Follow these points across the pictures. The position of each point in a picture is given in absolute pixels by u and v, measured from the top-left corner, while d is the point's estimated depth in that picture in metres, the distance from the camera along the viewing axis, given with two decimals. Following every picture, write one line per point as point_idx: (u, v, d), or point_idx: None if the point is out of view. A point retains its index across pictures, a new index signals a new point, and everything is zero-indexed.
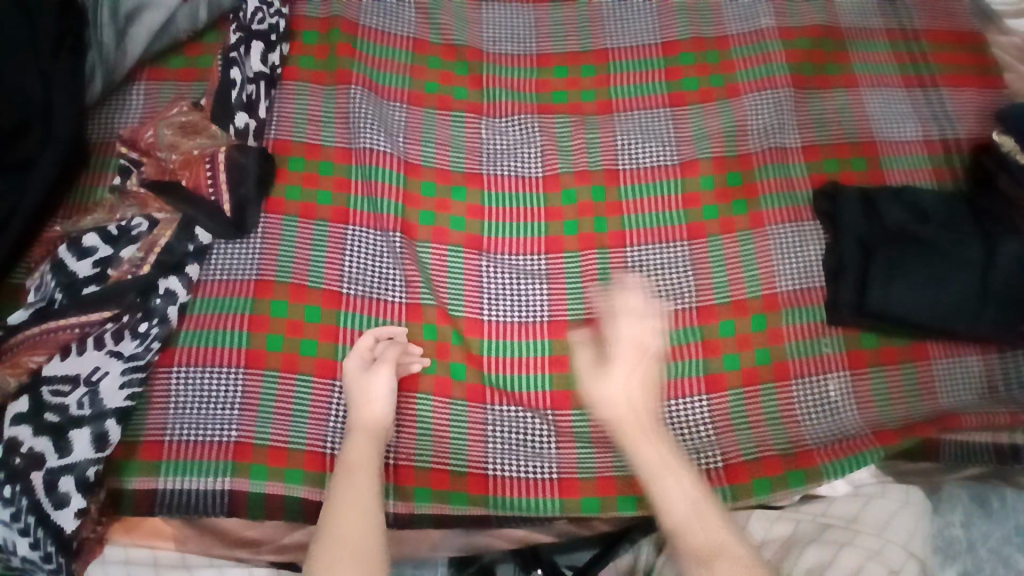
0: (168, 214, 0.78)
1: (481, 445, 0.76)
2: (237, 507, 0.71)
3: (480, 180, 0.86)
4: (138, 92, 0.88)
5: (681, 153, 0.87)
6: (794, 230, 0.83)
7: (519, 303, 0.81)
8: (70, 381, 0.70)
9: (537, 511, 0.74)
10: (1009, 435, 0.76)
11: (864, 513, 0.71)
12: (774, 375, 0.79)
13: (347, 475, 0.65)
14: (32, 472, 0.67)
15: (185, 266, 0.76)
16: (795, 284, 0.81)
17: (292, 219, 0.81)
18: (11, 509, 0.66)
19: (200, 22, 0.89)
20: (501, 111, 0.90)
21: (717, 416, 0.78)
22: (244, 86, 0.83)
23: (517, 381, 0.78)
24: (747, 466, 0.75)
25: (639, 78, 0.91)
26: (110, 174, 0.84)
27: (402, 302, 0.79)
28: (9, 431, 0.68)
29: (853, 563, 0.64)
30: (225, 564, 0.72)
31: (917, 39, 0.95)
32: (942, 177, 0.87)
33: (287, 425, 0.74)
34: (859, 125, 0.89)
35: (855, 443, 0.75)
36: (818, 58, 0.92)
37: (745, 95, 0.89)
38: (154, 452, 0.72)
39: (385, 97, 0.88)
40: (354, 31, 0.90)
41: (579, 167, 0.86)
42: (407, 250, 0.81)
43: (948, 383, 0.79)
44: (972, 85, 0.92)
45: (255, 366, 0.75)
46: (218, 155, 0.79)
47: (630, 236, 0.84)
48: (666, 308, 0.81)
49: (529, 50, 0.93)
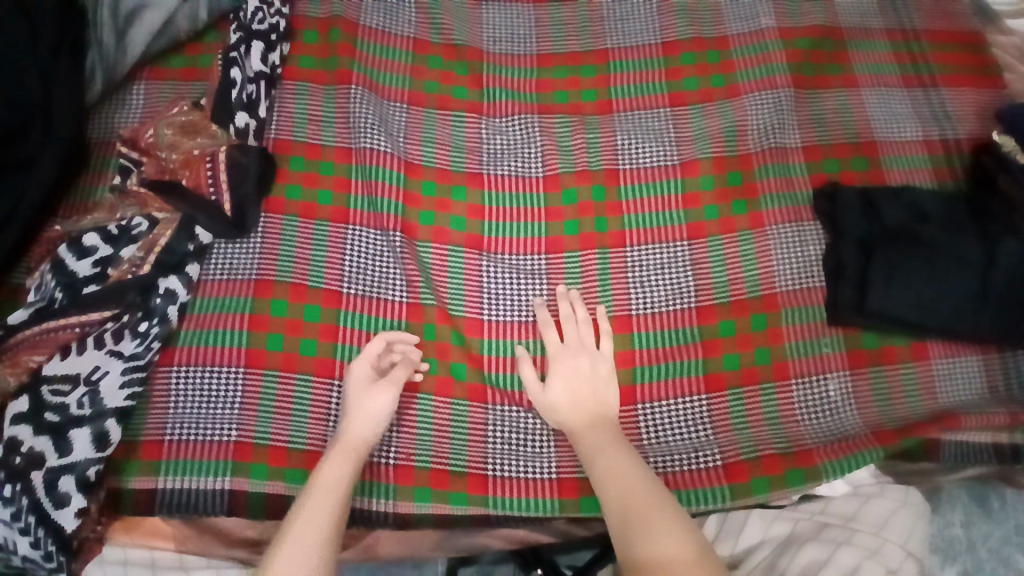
0: (168, 214, 0.78)
1: (481, 444, 0.76)
2: (236, 506, 0.71)
3: (480, 180, 0.86)
4: (138, 92, 0.88)
5: (681, 153, 0.87)
6: (794, 230, 0.83)
7: (518, 303, 0.81)
8: (71, 381, 0.70)
9: (537, 511, 0.74)
10: (1009, 434, 0.76)
11: (861, 513, 0.71)
12: (774, 375, 0.79)
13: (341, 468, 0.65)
14: (32, 472, 0.67)
15: (185, 266, 0.76)
16: (795, 284, 0.81)
17: (292, 219, 0.81)
18: (11, 509, 0.66)
19: (200, 22, 0.89)
20: (501, 111, 0.90)
21: (715, 415, 0.78)
22: (244, 86, 0.83)
23: (517, 381, 0.78)
24: (746, 466, 0.75)
25: (639, 78, 0.91)
26: (110, 174, 0.84)
27: (402, 301, 0.79)
28: (9, 430, 0.68)
29: (850, 561, 0.63)
30: (223, 565, 0.72)
31: (917, 39, 0.95)
32: (942, 177, 0.87)
33: (287, 425, 0.74)
34: (859, 125, 0.89)
35: (854, 442, 0.75)
36: (818, 58, 0.92)
37: (745, 95, 0.89)
38: (153, 452, 0.72)
39: (386, 97, 0.88)
40: (354, 31, 0.90)
41: (579, 167, 0.86)
42: (407, 251, 0.81)
43: (949, 384, 0.79)
44: (972, 85, 0.92)
45: (255, 365, 0.75)
46: (218, 155, 0.79)
47: (630, 237, 0.84)
48: (666, 308, 0.81)
49: (529, 50, 0.93)
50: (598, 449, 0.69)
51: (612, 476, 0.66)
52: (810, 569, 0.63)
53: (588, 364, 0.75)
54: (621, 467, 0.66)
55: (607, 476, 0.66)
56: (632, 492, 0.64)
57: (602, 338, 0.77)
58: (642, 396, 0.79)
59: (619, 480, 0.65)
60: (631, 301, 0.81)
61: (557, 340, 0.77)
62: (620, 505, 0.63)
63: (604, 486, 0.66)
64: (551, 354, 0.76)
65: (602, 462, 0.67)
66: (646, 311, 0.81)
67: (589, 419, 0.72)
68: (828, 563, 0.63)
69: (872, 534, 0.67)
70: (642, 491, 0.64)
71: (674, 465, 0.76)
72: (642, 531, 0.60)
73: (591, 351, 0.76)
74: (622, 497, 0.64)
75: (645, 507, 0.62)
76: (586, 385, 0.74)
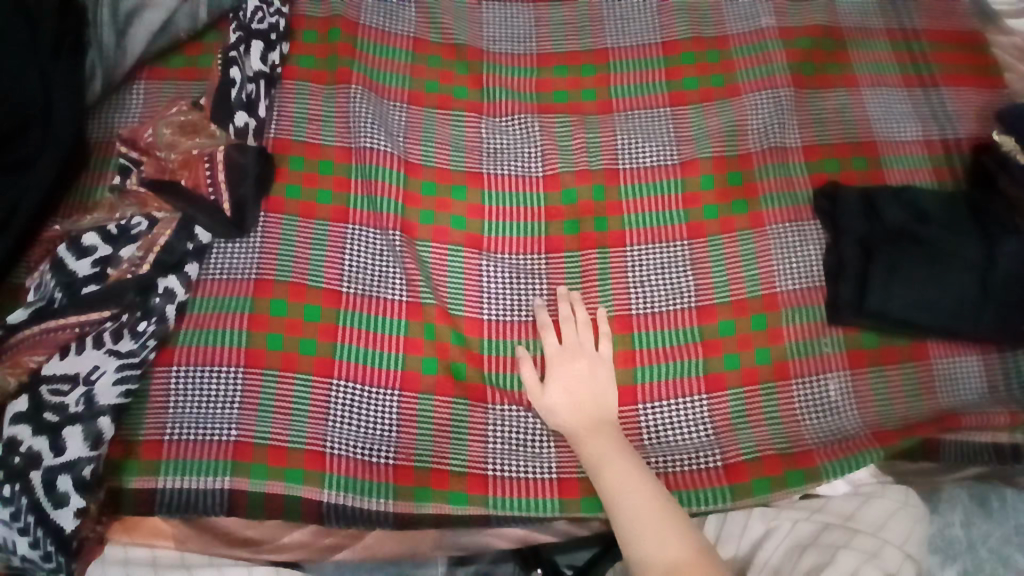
0: (167, 214, 0.77)
1: (481, 444, 0.76)
2: (236, 506, 0.71)
3: (480, 180, 0.86)
4: (139, 92, 0.88)
5: (681, 153, 0.87)
6: (794, 230, 0.83)
7: (518, 302, 0.81)
8: (70, 381, 0.70)
9: (537, 511, 0.74)
10: (1009, 434, 0.76)
11: (860, 513, 0.71)
12: (774, 374, 0.79)
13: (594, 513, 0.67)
14: (31, 472, 0.67)
15: (185, 265, 0.76)
16: (796, 284, 0.81)
17: (292, 219, 0.81)
18: (11, 508, 0.65)
19: (200, 21, 0.89)
20: (500, 111, 0.90)
21: (715, 415, 0.78)
22: (244, 85, 0.83)
23: (516, 381, 0.78)
24: (746, 465, 0.75)
25: (639, 78, 0.91)
26: (110, 174, 0.84)
27: (402, 300, 0.79)
28: (9, 430, 0.67)
29: (848, 565, 0.62)
30: (224, 564, 0.72)
31: (917, 39, 0.94)
32: (942, 177, 0.87)
33: (287, 425, 0.74)
34: (859, 125, 0.89)
35: (854, 443, 0.75)
36: (818, 58, 0.92)
37: (745, 95, 0.89)
38: (153, 451, 0.72)
39: (385, 97, 0.88)
40: (354, 31, 0.90)
41: (579, 167, 0.86)
42: (407, 250, 0.81)
43: (950, 386, 0.79)
44: (972, 85, 0.92)
45: (255, 365, 0.75)
46: (216, 154, 0.78)
47: (630, 236, 0.83)
48: (666, 308, 0.81)
49: (529, 50, 0.93)
50: (603, 457, 0.69)
51: (618, 486, 0.67)
52: (812, 572, 0.63)
53: (588, 365, 0.76)
54: (626, 476, 0.67)
55: (616, 484, 0.67)
56: (638, 498, 0.65)
57: (602, 341, 0.78)
58: (642, 396, 0.78)
59: (629, 490, 0.66)
60: (631, 301, 0.81)
61: (556, 342, 0.77)
62: (626, 512, 0.65)
63: (612, 492, 0.67)
64: (550, 356, 0.76)
65: (607, 471, 0.68)
66: (646, 311, 0.81)
67: (591, 420, 0.73)
68: (829, 566, 0.62)
69: (871, 535, 0.67)
70: (649, 497, 0.65)
71: (675, 465, 0.76)
72: (650, 541, 0.62)
73: (589, 353, 0.77)
74: (629, 507, 0.65)
75: (648, 514, 0.64)
76: (585, 388, 0.75)
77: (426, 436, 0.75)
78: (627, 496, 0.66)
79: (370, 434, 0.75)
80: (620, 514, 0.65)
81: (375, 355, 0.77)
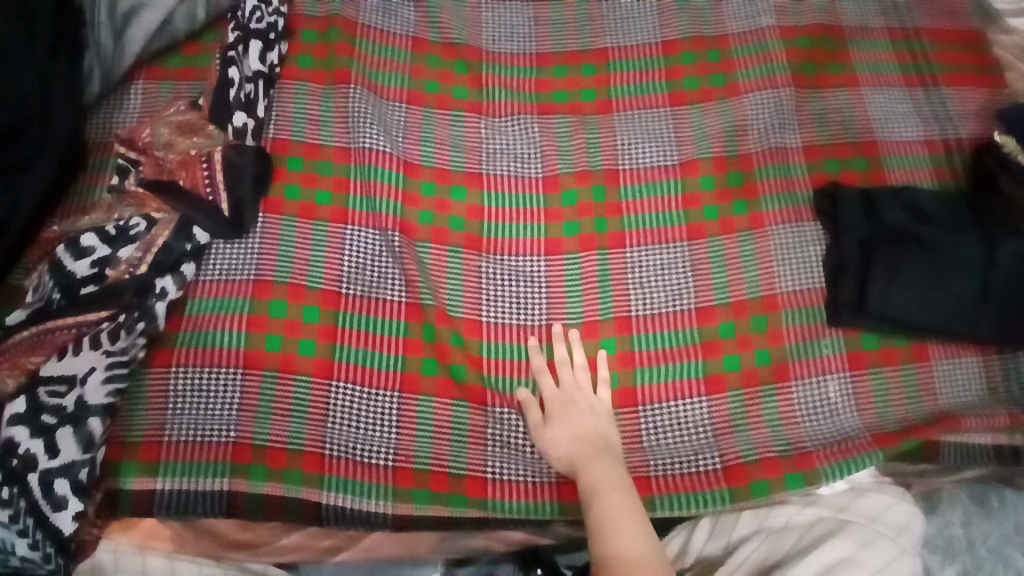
0: (166, 214, 0.77)
1: (480, 448, 0.76)
2: (236, 507, 0.71)
3: (480, 180, 0.85)
4: (137, 92, 0.87)
5: (681, 153, 0.87)
6: (794, 230, 0.83)
7: (518, 304, 0.81)
8: (67, 381, 0.69)
9: (537, 514, 0.74)
10: (1009, 436, 0.76)
11: (854, 504, 0.71)
12: (774, 376, 0.79)
13: (599, 494, 0.68)
14: (29, 474, 0.66)
15: (182, 265, 0.76)
16: (797, 285, 0.81)
17: (291, 219, 0.81)
18: (9, 511, 0.64)
19: (198, 21, 0.89)
20: (500, 111, 0.89)
21: (716, 417, 0.78)
22: (242, 85, 0.83)
23: (529, 387, 0.78)
24: (746, 467, 0.75)
25: (639, 77, 0.91)
26: (108, 174, 0.83)
27: (401, 301, 0.79)
28: (7, 431, 0.66)
29: (834, 555, 0.64)
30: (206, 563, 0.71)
31: (918, 38, 0.94)
32: (943, 177, 0.86)
33: (286, 426, 0.74)
34: (860, 124, 0.88)
35: (855, 445, 0.75)
36: (819, 57, 0.92)
37: (745, 95, 0.89)
38: (153, 452, 0.72)
39: (385, 97, 0.88)
40: (353, 30, 0.90)
41: (579, 167, 0.86)
42: (407, 251, 0.80)
43: (949, 386, 0.79)
44: (973, 84, 0.91)
45: (254, 366, 0.75)
46: (212, 155, 0.79)
47: (630, 237, 0.83)
48: (666, 308, 0.81)
49: (529, 50, 0.92)
50: (586, 456, 0.71)
51: (596, 474, 0.69)
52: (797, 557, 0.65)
53: (578, 377, 0.76)
54: (607, 470, 0.69)
55: (595, 476, 0.69)
56: (616, 497, 0.67)
57: (601, 385, 0.77)
58: (643, 397, 0.78)
59: (608, 484, 0.68)
60: (631, 302, 0.81)
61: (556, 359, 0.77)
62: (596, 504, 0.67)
63: (589, 492, 0.68)
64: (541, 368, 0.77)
65: (584, 473, 0.70)
66: (647, 312, 0.81)
67: (586, 436, 0.73)
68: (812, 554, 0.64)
69: (864, 526, 0.67)
70: (621, 495, 0.67)
71: (675, 467, 0.76)
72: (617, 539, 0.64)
73: (587, 395, 0.75)
74: (602, 501, 0.67)
75: (616, 507, 0.66)
76: (588, 428, 0.73)
77: (427, 433, 0.75)
78: (603, 493, 0.67)
79: (369, 435, 0.75)
80: (593, 507, 0.67)
81: (375, 355, 0.77)
